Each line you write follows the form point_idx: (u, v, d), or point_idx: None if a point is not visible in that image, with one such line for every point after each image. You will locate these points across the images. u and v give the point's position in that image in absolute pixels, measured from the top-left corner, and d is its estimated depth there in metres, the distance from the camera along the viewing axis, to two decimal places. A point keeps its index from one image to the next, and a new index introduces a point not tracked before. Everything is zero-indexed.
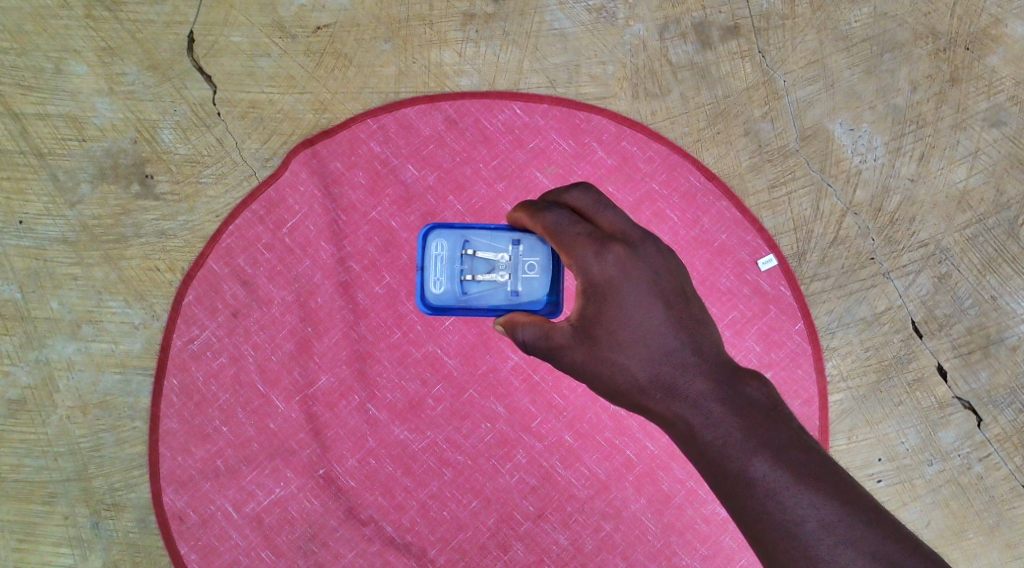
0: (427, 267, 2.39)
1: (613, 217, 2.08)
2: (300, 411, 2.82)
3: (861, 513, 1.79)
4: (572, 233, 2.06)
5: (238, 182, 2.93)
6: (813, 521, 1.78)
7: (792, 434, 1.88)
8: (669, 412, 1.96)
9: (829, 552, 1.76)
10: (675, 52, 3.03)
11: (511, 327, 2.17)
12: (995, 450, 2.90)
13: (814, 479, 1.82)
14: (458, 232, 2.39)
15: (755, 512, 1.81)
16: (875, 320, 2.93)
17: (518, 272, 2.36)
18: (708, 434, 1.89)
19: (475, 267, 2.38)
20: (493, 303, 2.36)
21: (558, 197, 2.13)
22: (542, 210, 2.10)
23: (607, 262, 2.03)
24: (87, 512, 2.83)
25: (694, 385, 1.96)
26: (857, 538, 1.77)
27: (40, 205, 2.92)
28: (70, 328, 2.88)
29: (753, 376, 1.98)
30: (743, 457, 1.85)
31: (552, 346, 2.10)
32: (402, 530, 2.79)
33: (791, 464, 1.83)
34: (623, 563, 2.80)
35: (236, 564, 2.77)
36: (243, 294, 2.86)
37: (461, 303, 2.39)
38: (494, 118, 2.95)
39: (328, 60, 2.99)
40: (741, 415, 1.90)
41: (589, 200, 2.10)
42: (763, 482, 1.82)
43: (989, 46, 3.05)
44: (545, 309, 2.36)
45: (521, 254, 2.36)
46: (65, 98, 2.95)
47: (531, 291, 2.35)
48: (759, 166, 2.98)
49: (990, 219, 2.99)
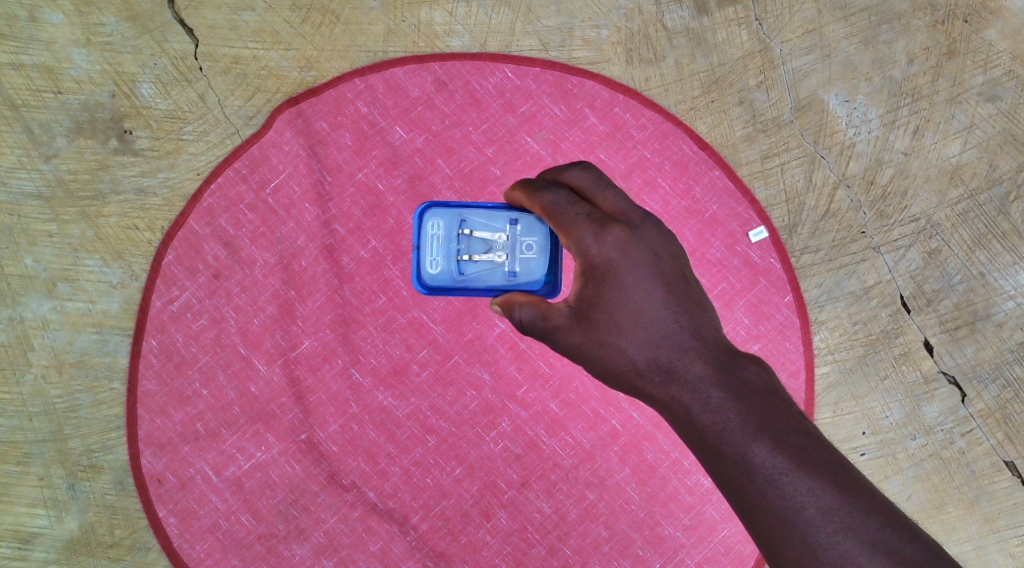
0: (425, 247, 2.36)
1: (614, 197, 2.05)
2: (281, 375, 2.78)
3: (859, 500, 1.77)
4: (571, 214, 2.03)
5: (220, 140, 2.86)
6: (812, 508, 1.76)
7: (793, 420, 1.85)
8: (667, 395, 1.93)
9: (827, 540, 1.74)
10: (671, 18, 2.96)
11: (508, 307, 2.13)
12: (978, 425, 2.89)
13: (813, 465, 1.79)
14: (456, 212, 2.37)
15: (755, 497, 1.79)
16: (864, 294, 2.90)
17: (515, 252, 2.32)
18: (707, 420, 1.87)
19: (472, 247, 2.35)
20: (491, 283, 2.33)
21: (558, 176, 2.10)
22: (540, 190, 2.08)
23: (606, 244, 1.99)
24: (63, 474, 2.78)
25: (692, 368, 1.93)
26: (855, 525, 1.75)
27: (13, 158, 2.85)
28: (45, 285, 2.82)
29: (752, 360, 1.94)
30: (742, 442, 1.82)
31: (549, 326, 2.08)
32: (384, 497, 2.77)
33: (791, 450, 1.81)
34: (605, 532, 2.79)
35: (215, 528, 2.74)
36: (225, 256, 2.80)
37: (458, 284, 2.35)
38: (485, 81, 2.89)
39: (314, 16, 2.91)
40: (740, 400, 1.87)
41: (590, 179, 2.07)
42: (763, 468, 1.80)
43: (987, 19, 3.00)
44: (544, 289, 2.30)
45: (519, 234, 2.32)
46: (39, 48, 2.87)
47: (529, 271, 2.31)
48: (753, 136, 2.93)
49: (982, 194, 2.95)
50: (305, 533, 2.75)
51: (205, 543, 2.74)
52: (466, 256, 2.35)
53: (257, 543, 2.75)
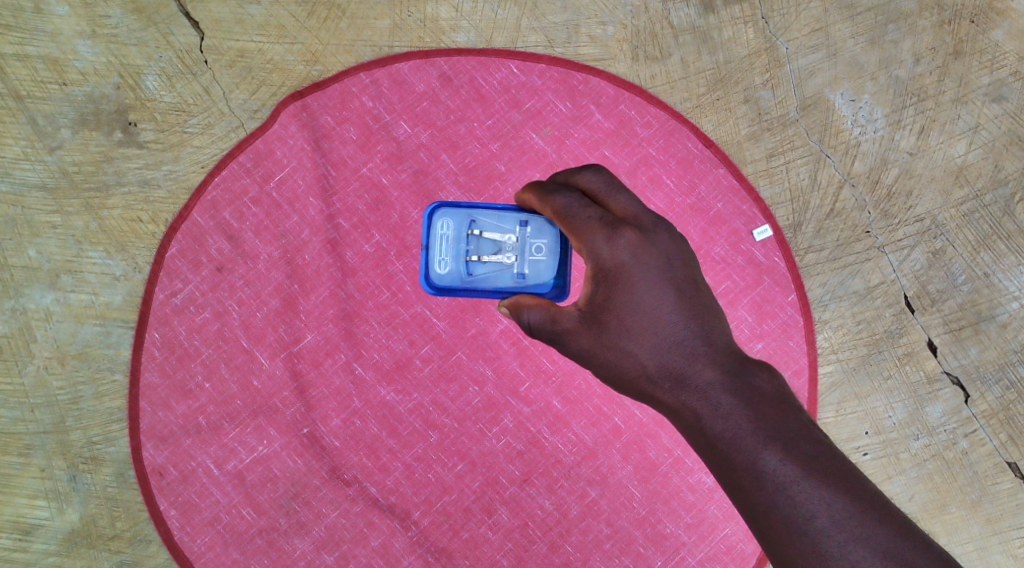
0: (433, 247, 2.36)
1: (625, 201, 2.05)
2: (284, 368, 2.78)
3: (870, 509, 1.77)
4: (583, 217, 2.03)
5: (225, 133, 2.86)
6: (823, 516, 1.76)
7: (802, 426, 1.85)
8: (676, 401, 1.93)
9: (838, 549, 1.74)
10: (677, 15, 2.96)
11: (516, 309, 2.15)
12: (981, 426, 2.88)
13: (824, 473, 1.79)
14: (465, 212, 2.36)
15: (765, 506, 1.79)
16: (868, 294, 2.90)
17: (524, 254, 2.31)
18: (718, 426, 1.87)
19: (481, 248, 2.35)
20: (499, 285, 2.32)
21: (569, 178, 2.10)
22: (552, 194, 2.08)
23: (618, 247, 1.99)
24: (64, 465, 2.78)
25: (703, 373, 1.93)
26: (867, 535, 1.75)
27: (18, 149, 2.84)
28: (48, 277, 2.82)
29: (761, 367, 1.94)
30: (753, 450, 1.82)
31: (558, 330, 2.08)
32: (385, 492, 2.76)
33: (801, 457, 1.80)
34: (607, 529, 2.79)
35: (217, 522, 2.74)
36: (229, 249, 2.80)
37: (466, 285, 2.35)
38: (490, 76, 2.89)
39: (320, 10, 2.91)
40: (750, 406, 1.87)
41: (601, 183, 2.07)
42: (773, 476, 1.79)
43: (994, 20, 2.99)
44: (552, 292, 2.30)
45: (528, 236, 2.31)
46: (45, 39, 2.87)
47: (537, 273, 2.30)
48: (758, 134, 2.93)
49: (987, 195, 2.94)
50: (306, 527, 2.75)
51: (206, 536, 2.74)
52: (473, 256, 2.35)
53: (258, 537, 2.75)
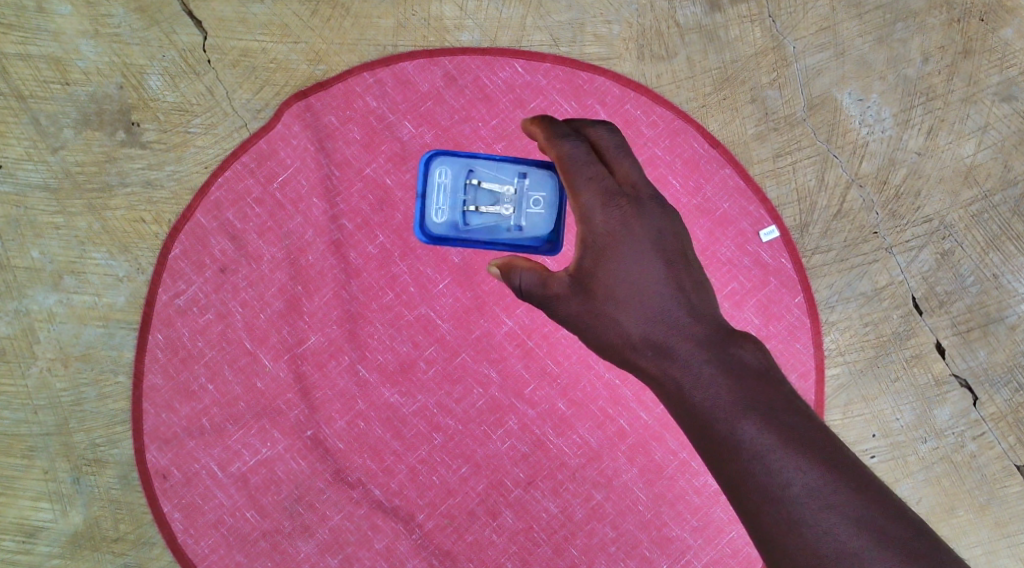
0: (430, 195, 2.41)
1: (629, 165, 2.14)
2: (288, 370, 2.77)
3: (847, 478, 1.82)
4: (586, 173, 2.12)
5: (228, 133, 2.85)
6: (799, 484, 1.81)
7: (781, 398, 1.92)
8: (658, 371, 2.00)
9: (812, 516, 1.79)
10: (683, 14, 2.95)
11: (508, 271, 2.16)
12: (989, 429, 2.86)
13: (801, 443, 1.84)
14: (464, 161, 2.42)
15: (740, 471, 1.84)
16: (876, 295, 2.87)
17: (521, 207, 2.39)
18: (697, 395, 1.93)
19: (479, 198, 2.41)
20: (495, 235, 2.39)
21: (580, 128, 2.18)
22: (560, 138, 2.15)
23: (612, 214, 2.10)
24: (68, 468, 2.77)
25: (686, 347, 1.99)
26: (842, 504, 1.79)
27: (20, 149, 2.84)
28: (52, 279, 2.81)
29: (745, 341, 2.01)
30: (731, 418, 1.88)
31: (549, 294, 2.13)
32: (390, 494, 2.75)
33: (779, 427, 1.86)
34: (612, 532, 2.77)
35: (220, 524, 2.73)
36: (232, 250, 2.79)
37: (460, 234, 2.41)
38: (494, 75, 2.87)
39: (324, 10, 2.90)
40: (732, 377, 1.94)
41: (610, 142, 2.16)
42: (750, 443, 1.85)
43: (1004, 18, 2.96)
44: (545, 247, 2.38)
45: (526, 188, 2.40)
46: (47, 39, 2.86)
47: (532, 226, 2.39)
48: (765, 135, 2.91)
49: (996, 195, 2.92)
50: (310, 529, 2.74)
51: (210, 538, 2.72)
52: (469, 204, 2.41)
53: (262, 539, 2.73)
